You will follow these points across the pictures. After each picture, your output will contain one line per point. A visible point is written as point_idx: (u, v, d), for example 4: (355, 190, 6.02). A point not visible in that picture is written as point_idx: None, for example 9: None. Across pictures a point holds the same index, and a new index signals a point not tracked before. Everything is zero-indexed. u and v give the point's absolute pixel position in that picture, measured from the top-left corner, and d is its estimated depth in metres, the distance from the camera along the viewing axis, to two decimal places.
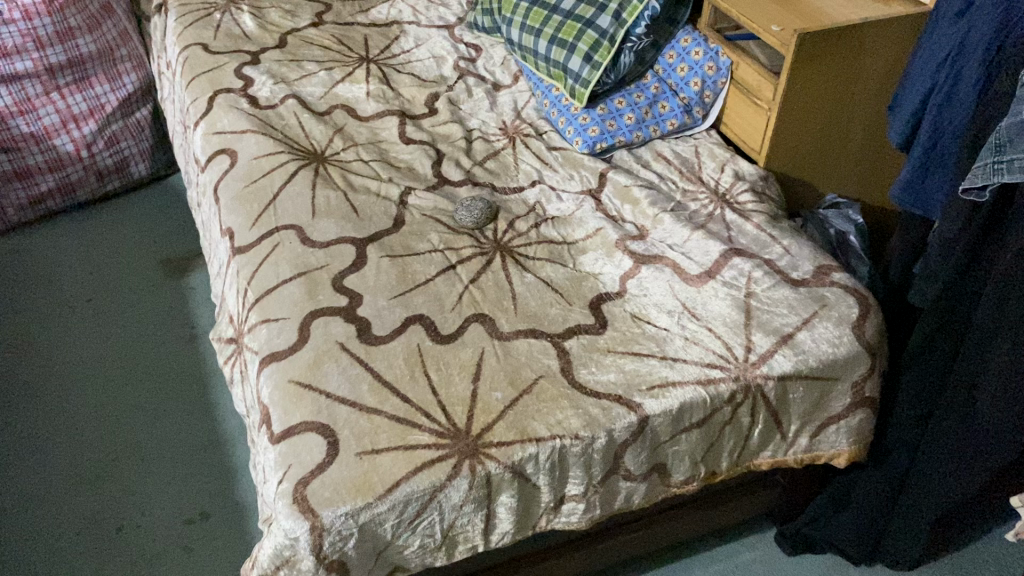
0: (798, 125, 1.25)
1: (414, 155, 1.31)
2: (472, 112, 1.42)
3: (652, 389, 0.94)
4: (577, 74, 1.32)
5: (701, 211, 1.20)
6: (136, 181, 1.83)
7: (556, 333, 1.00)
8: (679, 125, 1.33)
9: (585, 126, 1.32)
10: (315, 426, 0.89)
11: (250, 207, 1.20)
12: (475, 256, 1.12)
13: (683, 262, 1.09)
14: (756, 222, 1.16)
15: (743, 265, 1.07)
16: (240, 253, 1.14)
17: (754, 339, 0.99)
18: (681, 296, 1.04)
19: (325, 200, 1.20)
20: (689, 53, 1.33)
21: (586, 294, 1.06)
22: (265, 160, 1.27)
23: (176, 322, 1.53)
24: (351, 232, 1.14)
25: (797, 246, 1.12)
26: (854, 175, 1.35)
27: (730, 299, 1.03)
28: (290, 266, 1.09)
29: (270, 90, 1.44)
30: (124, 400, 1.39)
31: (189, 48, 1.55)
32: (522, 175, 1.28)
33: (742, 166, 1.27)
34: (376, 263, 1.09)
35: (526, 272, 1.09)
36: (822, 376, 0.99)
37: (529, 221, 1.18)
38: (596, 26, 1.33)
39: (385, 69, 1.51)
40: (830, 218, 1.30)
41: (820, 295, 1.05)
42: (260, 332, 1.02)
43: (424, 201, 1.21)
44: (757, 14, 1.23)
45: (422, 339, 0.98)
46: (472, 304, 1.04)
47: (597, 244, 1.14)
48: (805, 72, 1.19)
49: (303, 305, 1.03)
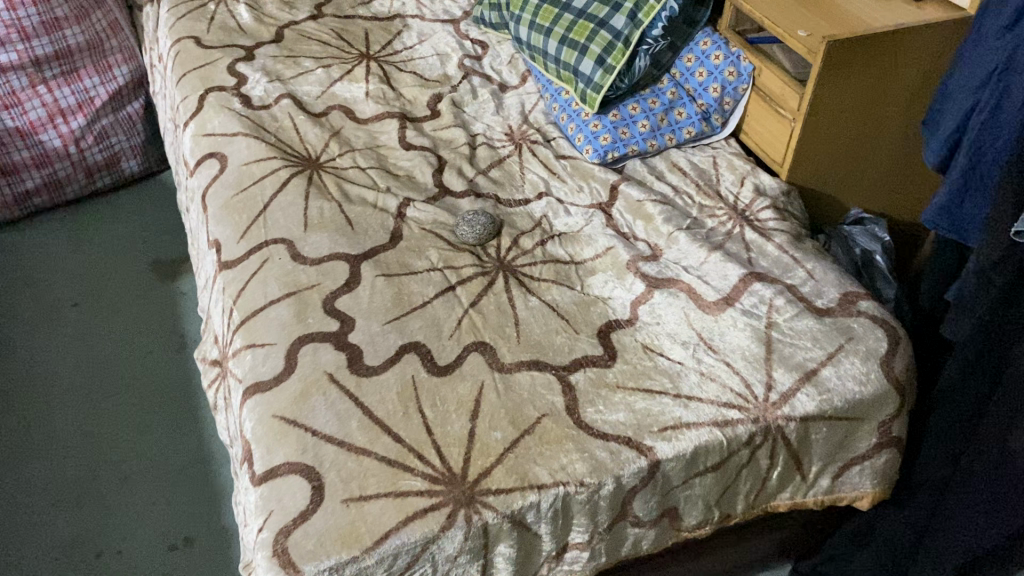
0: (824, 137, 1.17)
1: (414, 162, 1.24)
2: (476, 115, 1.35)
3: (664, 431, 0.87)
4: (589, 77, 1.24)
5: (718, 229, 1.12)
6: (127, 177, 1.76)
7: (562, 366, 0.93)
8: (696, 133, 1.25)
9: (596, 133, 1.24)
10: (299, 468, 0.82)
11: (238, 217, 1.13)
12: (476, 275, 1.05)
13: (700, 287, 1.01)
14: (778, 242, 1.08)
15: (764, 292, 1.00)
16: (227, 269, 1.07)
17: (775, 376, 0.92)
18: (696, 325, 0.97)
19: (319, 211, 1.12)
20: (709, 57, 1.25)
21: (594, 321, 0.99)
22: (256, 166, 1.20)
23: (164, 330, 1.47)
24: (344, 247, 1.07)
25: (822, 270, 1.05)
26: (883, 188, 1.27)
27: (749, 329, 0.96)
28: (279, 284, 1.02)
29: (264, 88, 1.36)
30: (108, 414, 1.33)
31: (181, 42, 1.48)
32: (528, 186, 1.21)
33: (763, 180, 1.19)
34: (370, 283, 1.02)
35: (531, 295, 1.02)
36: (846, 416, 0.92)
37: (535, 237, 1.11)
38: (610, 26, 1.24)
39: (386, 67, 1.43)
40: (854, 234, 1.22)
41: (847, 326, 0.97)
42: (245, 358, 0.95)
43: (423, 213, 1.14)
44: (784, 18, 1.15)
45: (417, 370, 0.91)
46: (471, 331, 0.97)
47: (607, 265, 1.07)
48: (833, 82, 1.11)
49: (291, 329, 0.96)
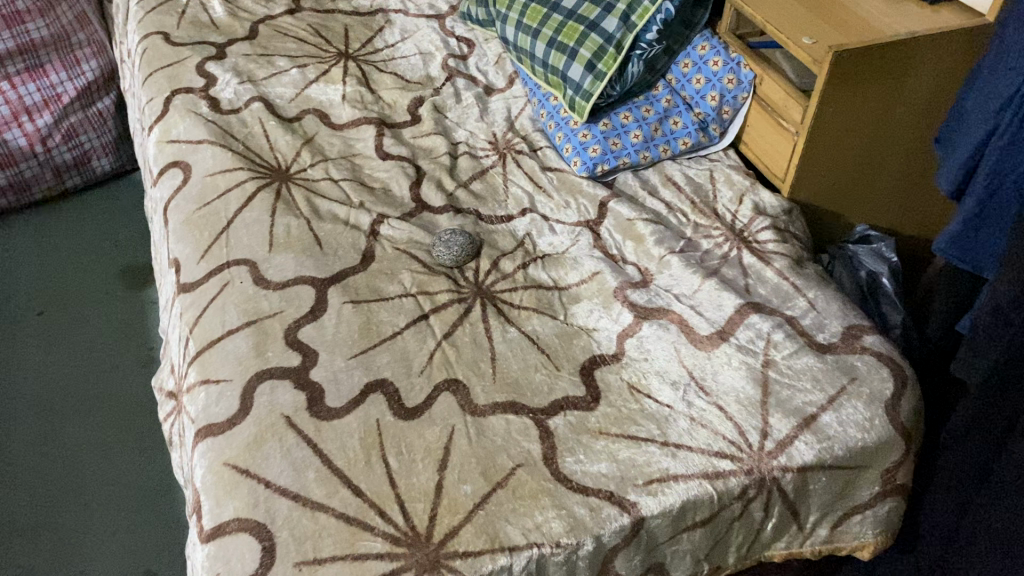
0: (829, 152, 1.09)
1: (390, 173, 1.16)
2: (459, 121, 1.27)
3: (649, 484, 0.80)
4: (578, 84, 1.15)
5: (714, 252, 1.04)
6: (99, 177, 1.68)
7: (540, 409, 0.86)
8: (692, 144, 1.17)
9: (585, 144, 1.16)
10: (249, 525, 0.76)
11: (199, 234, 1.05)
12: (452, 302, 0.97)
13: (693, 319, 0.94)
14: (777, 267, 1.01)
15: (761, 325, 0.93)
16: (185, 292, 1.00)
17: (771, 423, 0.85)
18: (688, 363, 0.90)
19: (285, 228, 1.05)
20: (706, 62, 1.17)
21: (577, 356, 0.92)
22: (221, 178, 1.12)
23: (131, 344, 1.40)
24: (311, 270, 1.00)
25: (825, 299, 0.97)
26: (891, 204, 1.19)
27: (744, 368, 0.89)
28: (238, 312, 0.95)
29: (233, 90, 1.28)
30: (70, 434, 1.26)
31: (149, 38, 1.39)
32: (512, 201, 1.13)
33: (763, 197, 1.11)
34: (337, 311, 0.95)
35: (509, 326, 0.95)
36: (848, 465, 0.85)
37: (516, 259, 1.03)
38: (601, 29, 1.15)
39: (365, 67, 1.35)
40: (859, 255, 1.15)
41: (849, 364, 0.90)
42: (198, 395, 0.88)
43: (398, 231, 1.07)
44: (788, 24, 1.06)
45: (382, 413, 0.84)
46: (444, 366, 0.89)
47: (593, 292, 0.99)
48: (839, 94, 1.03)
49: (248, 364, 0.89)
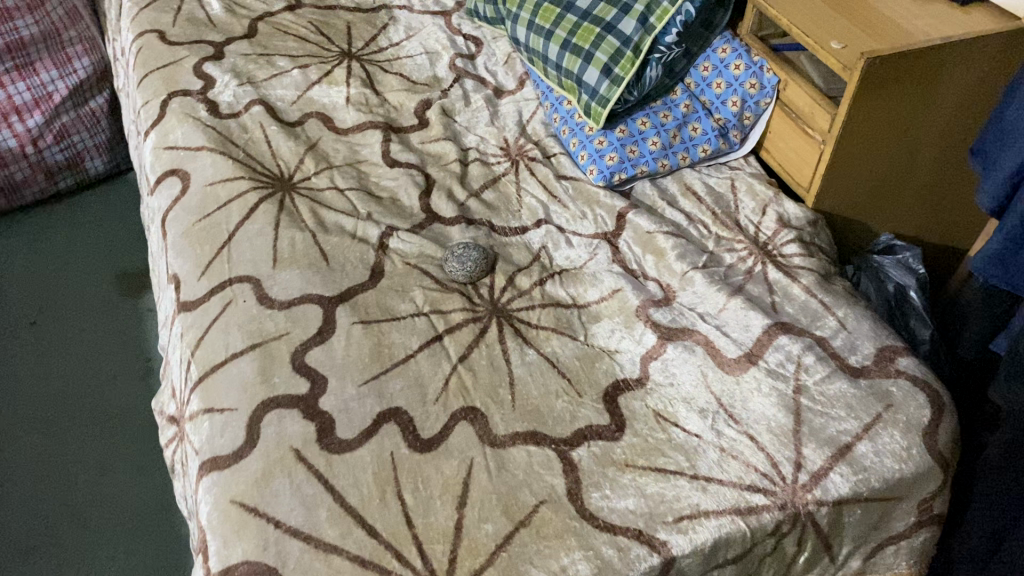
0: (856, 161, 1.05)
1: (399, 182, 1.11)
2: (469, 125, 1.22)
3: (679, 521, 0.76)
4: (593, 88, 1.10)
5: (737, 267, 1.00)
6: (92, 178, 1.63)
7: (562, 439, 0.81)
8: (712, 151, 1.13)
9: (601, 152, 1.12)
10: (259, 569, 0.71)
11: (199, 249, 1.01)
12: (466, 322, 0.93)
13: (719, 340, 0.90)
14: (805, 283, 0.97)
15: (791, 347, 0.89)
16: (185, 311, 0.95)
17: (805, 454, 0.81)
18: (715, 389, 0.86)
19: (290, 242, 1.00)
20: (727, 66, 1.12)
21: (600, 381, 0.87)
22: (222, 188, 1.07)
23: (128, 354, 1.35)
24: (318, 287, 0.95)
25: (855, 318, 0.93)
26: (917, 212, 1.15)
27: (775, 395, 0.85)
28: (242, 334, 0.90)
29: (233, 92, 1.22)
30: (66, 450, 1.22)
31: (144, 36, 1.34)
32: (526, 211, 1.09)
33: (788, 208, 1.06)
34: (346, 332, 0.90)
35: (527, 347, 0.90)
36: (884, 497, 0.81)
37: (533, 275, 0.99)
38: (618, 31, 1.10)
39: (370, 67, 1.30)
40: (886, 268, 1.10)
41: (884, 390, 0.86)
42: (201, 425, 0.84)
43: (408, 245, 1.02)
44: (815, 27, 1.02)
45: (397, 445, 0.80)
46: (460, 393, 0.85)
47: (614, 310, 0.95)
48: (869, 102, 0.98)
49: (254, 391, 0.84)
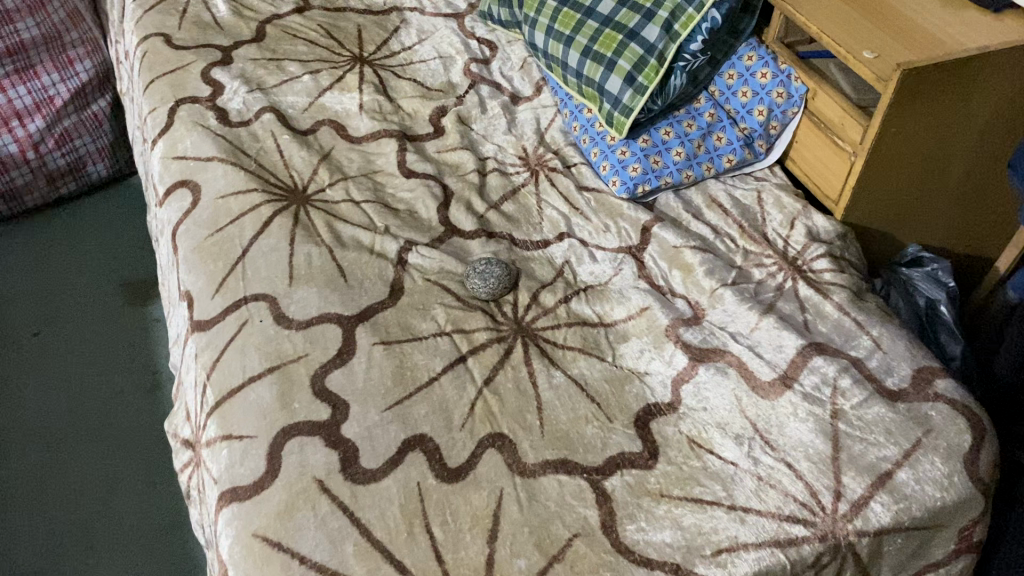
0: (887, 174, 1.02)
1: (415, 193, 1.08)
2: (486, 134, 1.19)
3: (718, 555, 0.73)
4: (616, 97, 1.07)
5: (767, 283, 0.97)
6: (94, 182, 1.59)
7: (594, 467, 0.79)
8: (737, 162, 1.10)
9: (624, 163, 1.09)
10: None
11: (212, 265, 0.97)
12: (490, 342, 0.90)
13: (752, 362, 0.87)
14: (837, 301, 0.94)
15: (826, 369, 0.86)
16: (199, 330, 0.92)
17: (844, 482, 0.78)
18: (750, 414, 0.83)
19: (306, 258, 0.97)
20: (753, 74, 1.09)
21: (630, 406, 0.85)
22: (234, 200, 1.04)
23: (136, 366, 1.32)
24: (336, 306, 0.92)
25: (890, 337, 0.91)
26: (945, 223, 1.12)
27: (812, 421, 0.82)
28: (259, 356, 0.87)
29: (242, 99, 1.19)
30: (73, 466, 1.19)
31: (149, 40, 1.30)
32: (547, 224, 1.06)
33: (817, 221, 1.04)
34: (367, 354, 0.87)
35: (554, 369, 0.88)
36: (925, 526, 0.79)
37: (557, 292, 0.96)
38: (641, 38, 1.07)
39: (382, 72, 1.26)
40: (915, 281, 1.08)
41: (923, 414, 0.84)
42: (220, 452, 0.81)
43: (428, 260, 0.99)
44: (846, 36, 0.98)
45: (424, 474, 0.77)
46: (487, 419, 0.82)
47: (642, 329, 0.92)
48: (903, 114, 0.95)
49: (273, 418, 0.82)
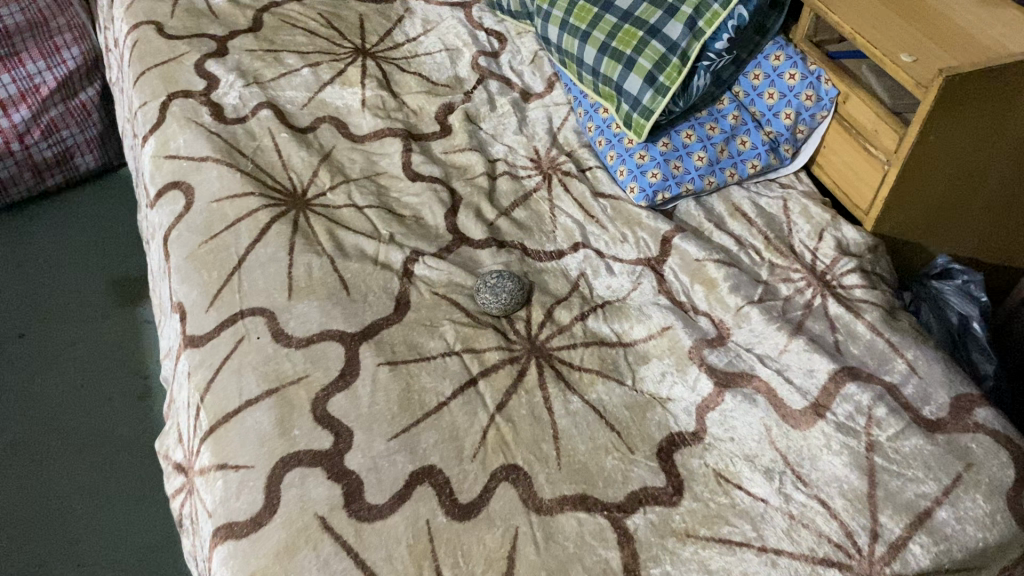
0: (921, 184, 0.96)
1: (422, 198, 1.02)
2: (495, 133, 1.13)
3: None
4: (635, 98, 1.01)
5: (795, 300, 0.92)
6: (83, 174, 1.52)
7: (615, 504, 0.74)
8: (762, 167, 1.05)
9: (643, 168, 1.03)
10: None
11: (207, 275, 0.92)
12: (503, 363, 0.85)
13: (782, 388, 0.82)
14: (869, 320, 0.89)
15: (860, 397, 0.81)
16: (192, 346, 0.87)
17: (882, 522, 0.73)
18: (781, 445, 0.78)
19: (307, 269, 0.91)
20: (781, 75, 1.04)
21: (652, 435, 0.79)
22: (229, 205, 0.98)
23: (126, 372, 1.26)
24: (339, 322, 0.87)
25: (926, 361, 0.85)
26: (977, 233, 1.07)
27: (846, 453, 0.77)
28: (257, 377, 0.82)
29: (238, 94, 1.13)
30: (60, 479, 1.13)
31: (139, 28, 1.23)
32: (561, 233, 1.00)
33: (846, 233, 0.98)
34: (371, 376, 0.82)
35: (571, 394, 0.82)
36: (966, 569, 0.72)
37: (573, 308, 0.91)
38: (663, 35, 1.01)
39: (386, 66, 1.20)
40: (946, 295, 1.03)
41: (963, 446, 0.78)
42: (215, 483, 0.76)
43: (435, 271, 0.94)
44: (882, 37, 0.92)
45: (434, 511, 0.72)
46: (500, 449, 0.77)
47: (663, 350, 0.87)
48: (943, 122, 0.89)
49: (272, 446, 0.76)
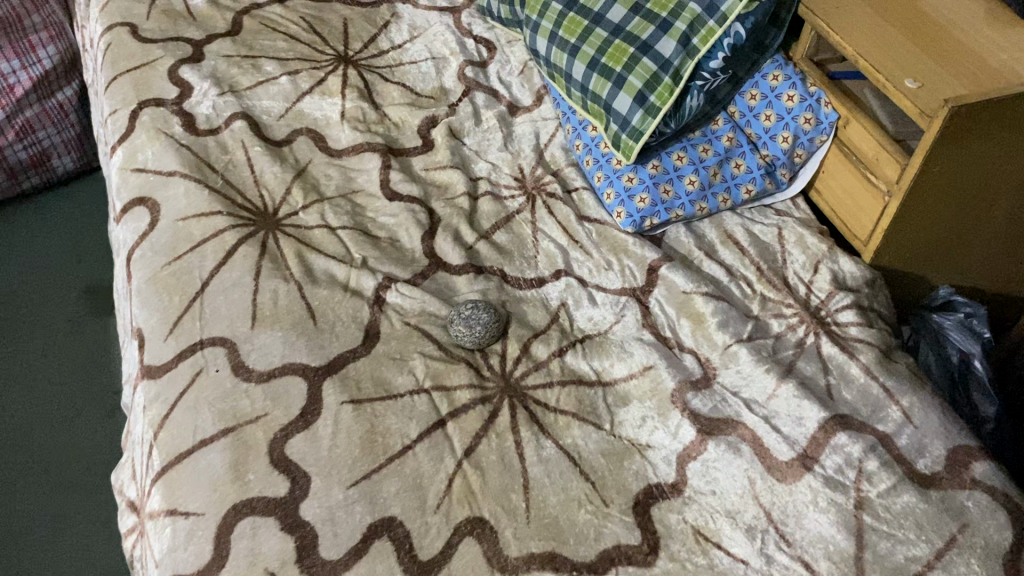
0: (923, 216, 0.91)
1: (398, 219, 0.98)
2: (479, 150, 1.08)
3: None
4: (624, 117, 0.96)
5: (787, 338, 0.87)
6: (62, 176, 1.48)
7: (585, 563, 0.70)
8: (757, 192, 1.00)
9: (631, 192, 0.98)
10: None
11: (168, 300, 0.87)
12: (474, 403, 0.80)
13: (769, 438, 0.77)
14: (864, 363, 0.84)
15: (851, 448, 0.76)
16: (149, 377, 0.82)
17: None
18: (765, 501, 0.73)
19: (272, 295, 0.87)
20: (779, 96, 0.98)
21: (629, 486, 0.75)
22: (195, 223, 0.93)
23: (97, 386, 1.22)
24: (302, 355, 0.82)
25: (922, 408, 0.80)
26: (981, 264, 1.01)
27: (834, 511, 0.72)
28: (213, 414, 0.77)
29: (212, 103, 1.08)
30: (23, 499, 1.09)
31: (113, 30, 1.18)
32: (543, 259, 0.95)
33: (843, 265, 0.93)
34: (334, 416, 0.77)
35: (544, 439, 0.78)
36: None
37: (551, 343, 0.86)
38: (655, 52, 0.95)
39: (368, 75, 1.15)
40: (947, 331, 0.98)
41: (958, 505, 0.73)
42: (162, 530, 0.72)
43: (408, 300, 0.89)
44: (887, 61, 0.87)
45: (391, 569, 0.68)
46: (466, 499, 0.73)
47: (645, 392, 0.82)
48: (948, 154, 0.84)
49: (224, 492, 0.72)
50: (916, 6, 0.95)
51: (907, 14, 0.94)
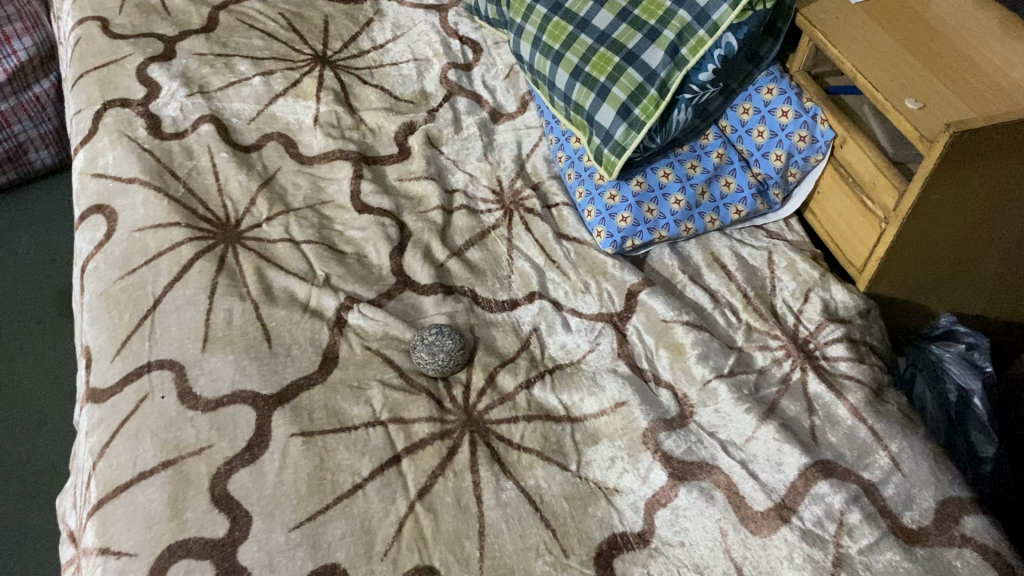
0: (923, 245, 0.85)
1: (367, 233, 0.93)
2: (457, 159, 1.03)
3: None
4: (606, 131, 0.91)
5: (771, 373, 0.82)
6: (39, 170, 1.44)
7: None
8: (747, 213, 0.94)
9: (613, 210, 0.93)
10: None
11: (117, 317, 0.83)
12: (433, 438, 0.75)
13: (745, 486, 0.72)
14: (852, 404, 0.78)
15: (832, 498, 0.70)
16: (93, 400, 0.78)
17: None
18: (736, 555, 0.68)
19: (226, 315, 0.82)
20: (772, 111, 0.93)
21: (592, 535, 0.70)
22: (152, 235, 0.88)
23: (63, 393, 1.18)
24: (253, 381, 0.77)
25: (912, 455, 0.74)
26: (985, 293, 0.96)
27: (810, 569, 0.67)
28: (154, 445, 0.73)
29: (179, 104, 1.03)
30: None
31: (84, 24, 1.13)
32: (518, 279, 0.91)
33: (834, 294, 0.88)
34: (282, 449, 0.73)
35: (505, 480, 0.73)
36: None
37: (519, 373, 0.81)
38: (641, 63, 0.90)
39: (346, 76, 1.10)
40: (946, 363, 0.93)
41: (945, 564, 0.67)
42: (93, 570, 0.67)
43: (371, 322, 0.84)
44: (887, 78, 0.81)
45: None
46: (416, 545, 0.68)
47: (616, 430, 0.77)
48: (950, 181, 0.78)
49: (159, 531, 0.68)
50: (920, 16, 0.89)
51: (911, 26, 0.87)
